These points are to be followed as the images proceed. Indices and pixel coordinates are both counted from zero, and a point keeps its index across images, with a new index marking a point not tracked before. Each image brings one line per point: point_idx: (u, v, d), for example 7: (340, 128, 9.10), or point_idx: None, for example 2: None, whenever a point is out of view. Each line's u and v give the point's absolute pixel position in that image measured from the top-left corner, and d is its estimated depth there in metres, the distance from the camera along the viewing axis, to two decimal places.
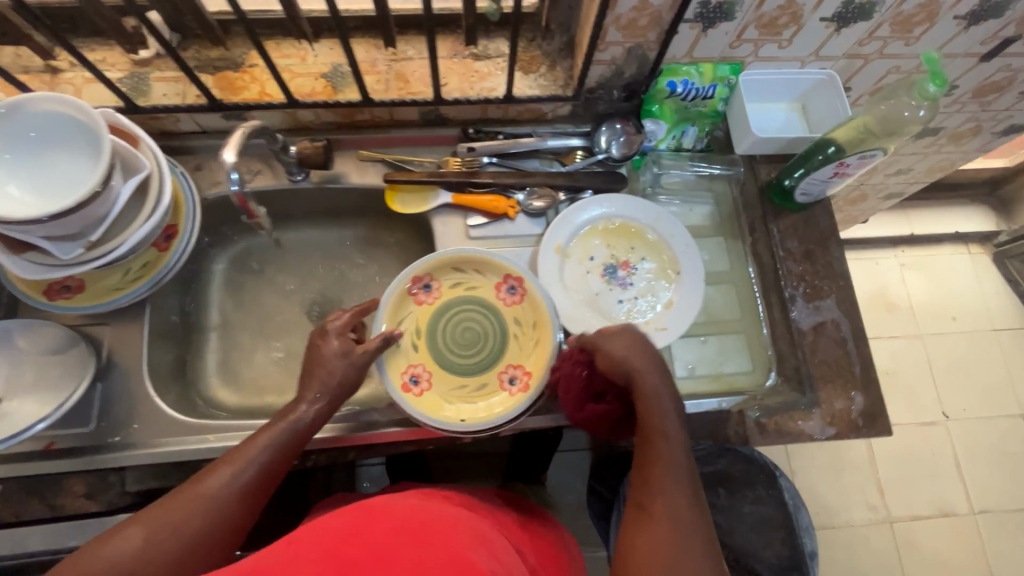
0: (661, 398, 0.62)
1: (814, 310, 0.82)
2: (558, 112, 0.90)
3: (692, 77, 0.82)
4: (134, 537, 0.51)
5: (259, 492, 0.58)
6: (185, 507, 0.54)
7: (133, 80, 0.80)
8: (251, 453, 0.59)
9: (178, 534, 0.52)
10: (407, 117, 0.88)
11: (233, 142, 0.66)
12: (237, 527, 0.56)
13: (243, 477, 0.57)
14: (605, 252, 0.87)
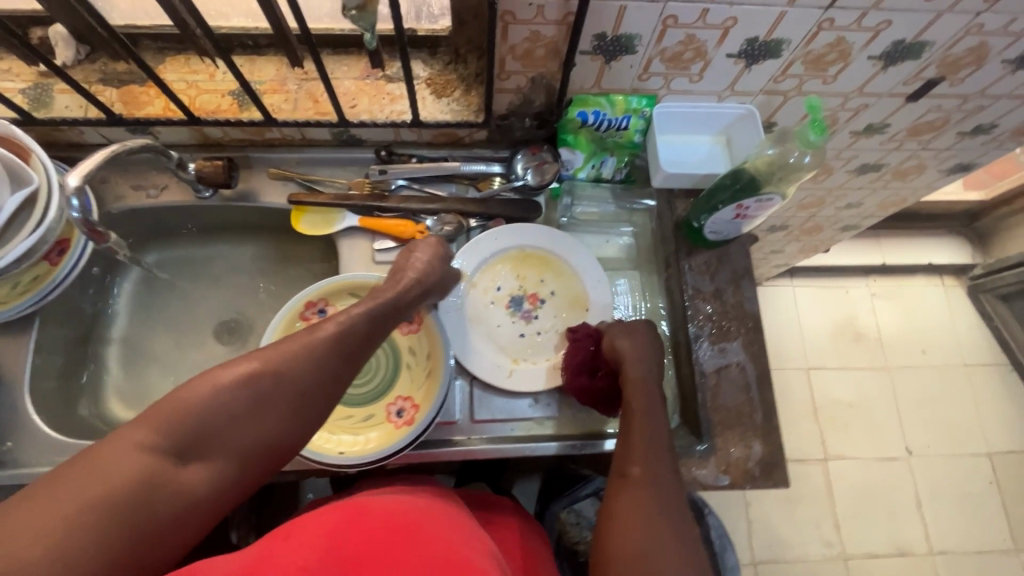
0: (651, 378, 0.70)
1: (719, 352, 0.80)
2: (475, 137, 0.88)
3: (604, 108, 0.80)
4: (240, 378, 0.53)
5: (361, 356, 0.61)
6: (294, 356, 0.56)
7: (35, 91, 0.80)
8: (361, 313, 0.62)
9: (287, 382, 0.55)
10: (319, 137, 0.86)
11: (80, 168, 0.65)
12: (340, 383, 0.59)
13: (344, 339, 0.59)
14: (513, 284, 0.86)
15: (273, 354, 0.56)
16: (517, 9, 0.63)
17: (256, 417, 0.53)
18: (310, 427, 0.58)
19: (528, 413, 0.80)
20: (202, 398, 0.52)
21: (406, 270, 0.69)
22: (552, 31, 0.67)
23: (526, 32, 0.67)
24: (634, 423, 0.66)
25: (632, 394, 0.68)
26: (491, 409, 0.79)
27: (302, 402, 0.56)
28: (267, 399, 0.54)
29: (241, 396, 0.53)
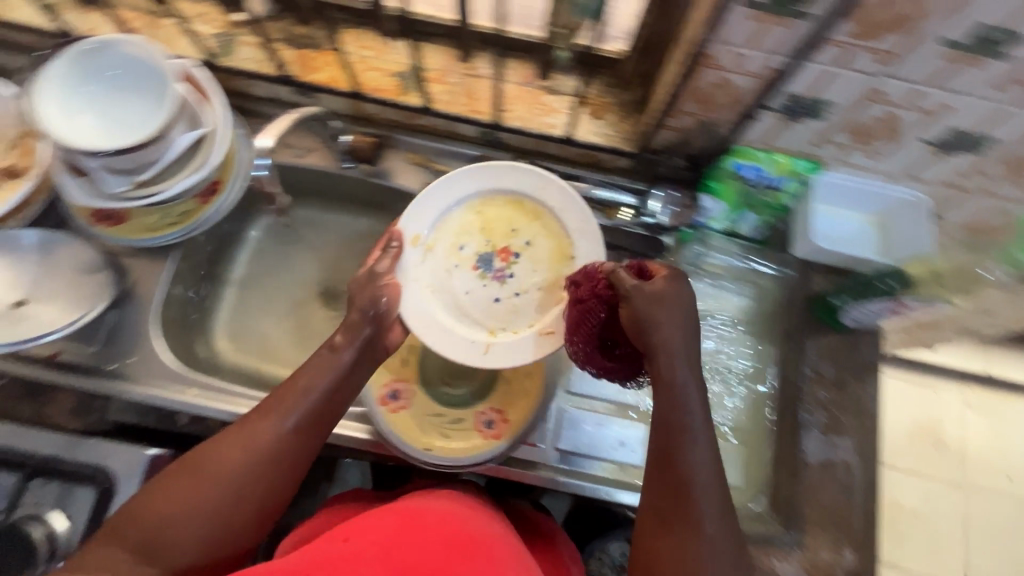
0: (692, 393, 0.57)
1: (828, 445, 0.75)
2: (616, 163, 0.86)
3: (764, 164, 0.76)
4: (182, 485, 0.55)
5: (314, 428, 0.60)
6: (236, 447, 0.57)
7: (224, 39, 0.84)
8: (306, 388, 0.60)
9: (221, 474, 0.55)
10: (465, 133, 0.87)
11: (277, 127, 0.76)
12: (288, 457, 0.58)
13: (286, 422, 0.58)
14: (490, 231, 0.74)
15: (215, 449, 0.57)
16: (717, 55, 0.60)
17: (206, 511, 0.54)
18: (269, 506, 0.58)
19: (610, 456, 0.77)
20: (151, 509, 0.54)
21: (355, 331, 0.64)
22: (743, 81, 0.64)
23: (716, 77, 0.64)
24: (683, 463, 0.55)
25: (669, 419, 0.56)
26: (574, 440, 0.77)
27: (253, 489, 0.56)
28: (213, 486, 0.55)
29: (186, 499, 0.54)
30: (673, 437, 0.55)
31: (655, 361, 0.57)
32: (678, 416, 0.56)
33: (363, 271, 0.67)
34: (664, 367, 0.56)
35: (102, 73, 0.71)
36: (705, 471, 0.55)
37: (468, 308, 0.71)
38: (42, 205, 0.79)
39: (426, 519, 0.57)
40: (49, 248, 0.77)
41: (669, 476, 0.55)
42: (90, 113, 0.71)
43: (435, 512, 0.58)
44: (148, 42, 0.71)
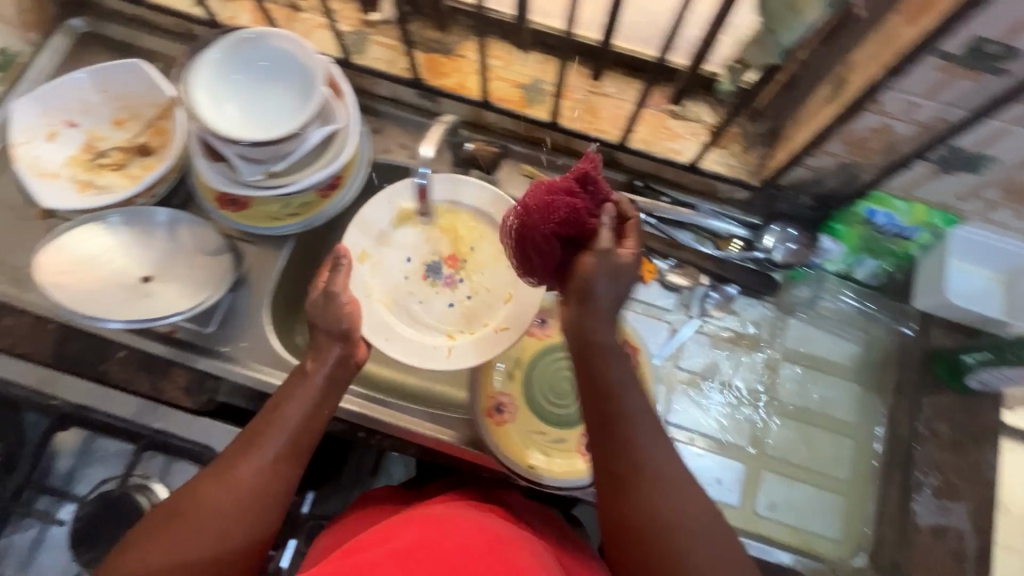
0: (643, 403, 0.54)
1: (942, 510, 0.74)
2: (734, 195, 0.84)
3: (898, 213, 0.73)
4: (167, 529, 0.54)
5: (297, 452, 0.61)
6: (221, 484, 0.56)
7: (356, 37, 0.85)
8: (285, 417, 0.61)
9: (199, 508, 0.55)
10: (581, 149, 0.86)
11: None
12: (271, 485, 0.58)
13: (268, 451, 0.59)
14: (414, 233, 0.81)
15: (200, 487, 0.56)
16: (887, 101, 0.59)
17: (197, 549, 0.53)
18: (261, 538, 0.57)
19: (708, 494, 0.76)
20: (138, 557, 0.52)
21: (323, 354, 0.66)
22: (905, 128, 0.62)
23: (876, 122, 0.62)
24: (649, 474, 0.51)
25: (610, 427, 0.53)
26: None
27: (244, 521, 0.56)
28: (191, 527, 0.54)
29: (172, 542, 0.53)
30: (620, 445, 0.52)
31: (598, 364, 0.54)
32: (613, 419, 0.53)
33: (318, 293, 0.66)
34: (603, 368, 0.54)
35: (251, 64, 0.73)
36: (663, 472, 0.52)
37: (420, 316, 0.78)
38: (169, 182, 0.81)
39: (449, 526, 0.54)
40: (175, 226, 0.79)
41: (617, 484, 0.52)
42: (234, 102, 0.73)
43: (454, 520, 0.55)
44: (299, 39, 0.72)
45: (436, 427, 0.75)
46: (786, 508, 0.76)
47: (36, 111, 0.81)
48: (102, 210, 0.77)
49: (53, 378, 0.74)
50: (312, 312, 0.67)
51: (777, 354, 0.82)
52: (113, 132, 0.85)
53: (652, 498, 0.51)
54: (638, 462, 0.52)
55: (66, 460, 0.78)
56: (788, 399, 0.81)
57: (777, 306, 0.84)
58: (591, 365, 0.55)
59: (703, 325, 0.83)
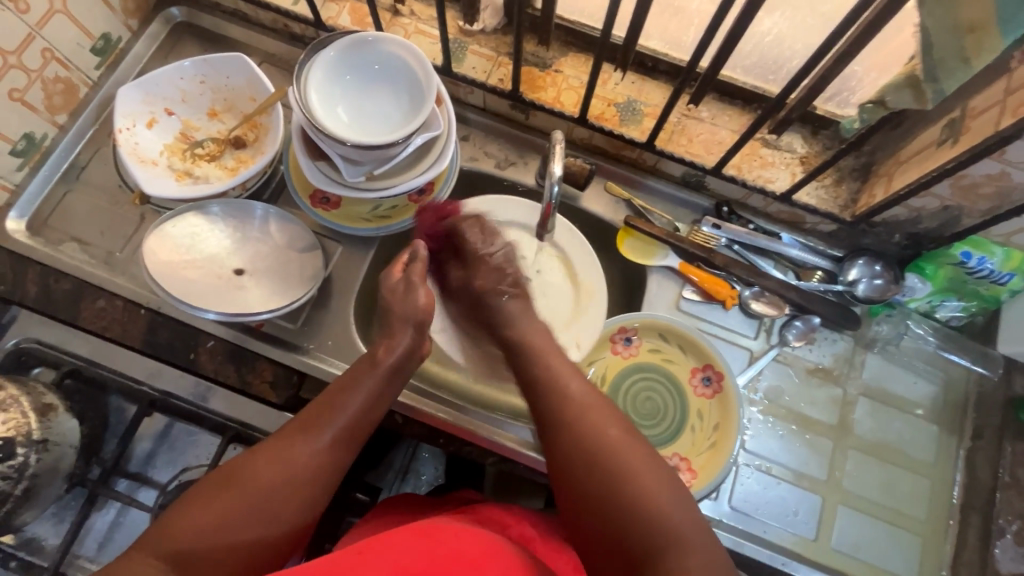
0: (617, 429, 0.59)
1: None
2: (819, 227, 0.84)
3: (993, 257, 0.73)
4: (222, 499, 0.51)
5: (354, 440, 0.59)
6: (279, 462, 0.54)
7: (454, 45, 0.86)
8: (348, 401, 0.60)
9: (257, 483, 0.53)
10: (670, 171, 0.86)
11: (556, 155, 0.63)
12: (330, 467, 0.57)
13: (327, 434, 0.57)
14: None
15: (258, 460, 0.54)
16: (1013, 151, 0.59)
17: (249, 527, 0.51)
18: (304, 521, 0.55)
19: (785, 525, 0.76)
20: (190, 523, 0.49)
21: (393, 343, 0.65)
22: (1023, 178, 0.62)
23: (994, 168, 0.62)
24: (619, 462, 0.56)
25: (587, 453, 0.57)
26: (746, 500, 0.77)
27: (293, 502, 0.54)
28: (247, 500, 0.52)
29: (226, 512, 0.51)
30: (604, 473, 0.55)
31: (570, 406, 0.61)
32: (599, 446, 0.57)
33: (400, 281, 0.71)
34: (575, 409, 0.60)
35: (364, 67, 0.74)
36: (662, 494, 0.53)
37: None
38: (261, 177, 0.82)
39: (440, 532, 0.56)
40: (266, 221, 0.80)
41: (593, 498, 0.55)
42: (343, 104, 0.74)
43: (452, 528, 0.57)
44: (412, 46, 0.73)
45: (520, 441, 0.78)
46: (866, 546, 0.76)
47: (137, 97, 0.81)
48: (202, 199, 0.78)
49: (139, 362, 0.77)
50: (388, 298, 0.69)
51: (856, 390, 0.82)
52: (209, 122, 0.86)
53: (640, 519, 0.52)
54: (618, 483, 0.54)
55: (144, 444, 0.79)
56: (867, 434, 0.81)
57: (856, 340, 0.84)
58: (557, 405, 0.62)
59: (782, 353, 0.83)
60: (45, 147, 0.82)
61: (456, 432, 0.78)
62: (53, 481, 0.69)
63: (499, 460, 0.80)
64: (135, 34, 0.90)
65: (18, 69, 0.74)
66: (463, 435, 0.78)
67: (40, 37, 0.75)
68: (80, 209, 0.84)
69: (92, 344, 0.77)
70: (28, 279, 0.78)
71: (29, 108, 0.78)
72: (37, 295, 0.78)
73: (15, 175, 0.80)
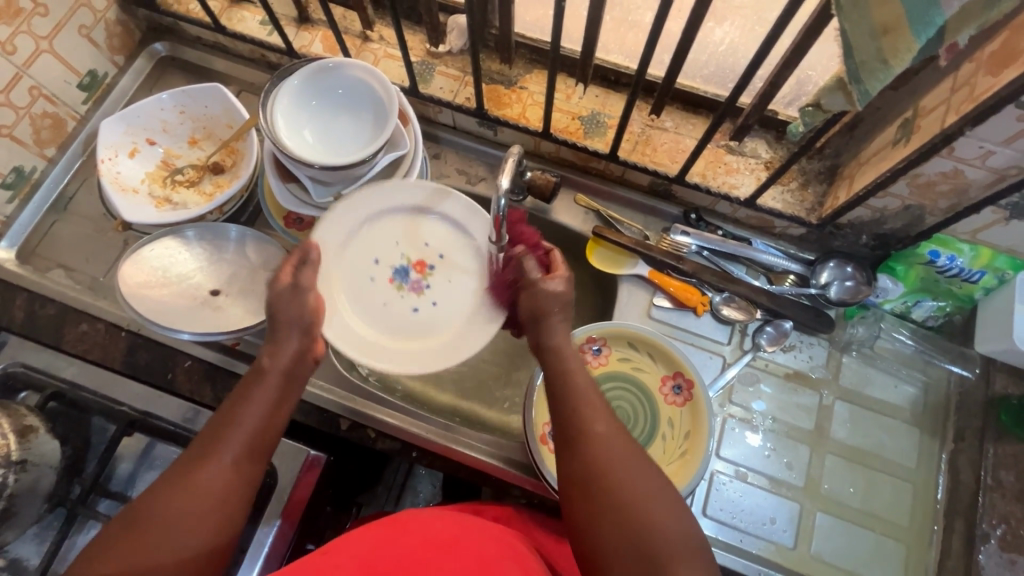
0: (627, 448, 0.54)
1: (1008, 564, 0.72)
2: (789, 231, 0.84)
3: (962, 255, 0.73)
4: (124, 540, 0.50)
5: (263, 448, 0.58)
6: (180, 491, 0.53)
7: (422, 67, 0.89)
8: (242, 415, 0.58)
9: (155, 519, 0.51)
10: (636, 181, 0.87)
11: (505, 170, 0.64)
12: (240, 486, 0.55)
13: (226, 454, 0.55)
14: (366, 245, 0.77)
15: (160, 495, 0.52)
16: (961, 147, 0.59)
17: (154, 562, 0.49)
18: (222, 542, 0.53)
19: (763, 533, 0.75)
20: (92, 572, 0.48)
21: (280, 349, 0.63)
22: (976, 174, 0.62)
23: (947, 166, 0.62)
24: (627, 482, 0.51)
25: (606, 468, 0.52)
26: (723, 508, 0.76)
27: (206, 522, 0.52)
28: (148, 538, 0.50)
29: (130, 555, 0.49)
30: (616, 479, 0.51)
31: (582, 420, 0.56)
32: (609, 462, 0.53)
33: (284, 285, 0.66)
34: (596, 440, 0.54)
35: (329, 92, 0.77)
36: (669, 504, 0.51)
37: (416, 325, 0.76)
38: (239, 201, 0.85)
39: (414, 522, 0.57)
40: (244, 243, 0.83)
41: (619, 518, 0.50)
42: (310, 127, 0.76)
43: (420, 516, 0.58)
44: (374, 69, 0.75)
45: (489, 452, 0.78)
46: (845, 554, 0.74)
47: (120, 129, 0.85)
48: (179, 224, 0.81)
49: (122, 385, 0.79)
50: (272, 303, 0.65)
51: (832, 395, 0.81)
52: (189, 150, 0.90)
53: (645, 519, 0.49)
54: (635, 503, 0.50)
55: (126, 464, 0.78)
56: (843, 439, 0.79)
57: (831, 344, 0.83)
58: (571, 417, 0.56)
59: (756, 358, 0.83)
60: (34, 180, 0.86)
61: (428, 446, 0.79)
62: (32, 501, 0.71)
63: (471, 472, 0.80)
64: (121, 70, 0.94)
65: (5, 106, 0.78)
66: (434, 449, 0.79)
67: (27, 76, 0.79)
68: (68, 237, 0.87)
69: (77, 366, 0.80)
70: (15, 306, 0.82)
71: (17, 143, 0.82)
72: (23, 321, 0.81)
73: (6, 207, 0.84)
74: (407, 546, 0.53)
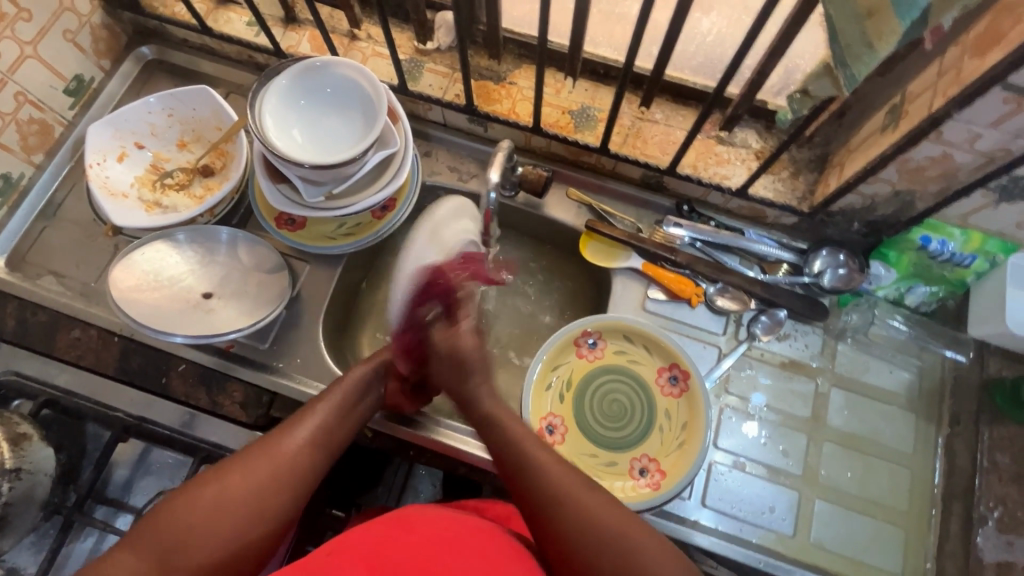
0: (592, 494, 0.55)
1: (1005, 545, 0.74)
2: (781, 220, 0.84)
3: (953, 240, 0.73)
4: (206, 492, 0.53)
5: (329, 443, 0.61)
6: (265, 457, 0.56)
7: (411, 64, 0.88)
8: (321, 406, 0.63)
9: (238, 479, 0.54)
10: (628, 173, 0.87)
11: (495, 162, 0.67)
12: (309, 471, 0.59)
13: (304, 434, 0.60)
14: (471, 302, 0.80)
15: (244, 460, 0.56)
16: (949, 131, 0.59)
17: (230, 518, 0.52)
18: (284, 522, 0.56)
19: (762, 522, 0.75)
20: (176, 517, 0.50)
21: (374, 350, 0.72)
22: (965, 157, 0.62)
23: (935, 151, 0.63)
24: (608, 535, 0.52)
25: (581, 530, 0.53)
26: (722, 498, 0.76)
27: (278, 494, 0.55)
28: (228, 495, 0.53)
29: (210, 507, 0.52)
30: (594, 537, 0.52)
31: (547, 482, 0.56)
32: (584, 521, 0.53)
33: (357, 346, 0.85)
34: (563, 497, 0.55)
35: (318, 91, 0.76)
36: (652, 542, 0.52)
37: None
38: (229, 203, 0.84)
39: (417, 519, 0.56)
40: (236, 245, 0.82)
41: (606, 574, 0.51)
42: (299, 126, 0.76)
43: (425, 514, 0.58)
44: (362, 67, 0.75)
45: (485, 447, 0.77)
46: (845, 541, 0.75)
47: (108, 134, 0.85)
48: (169, 227, 0.81)
49: (116, 390, 0.79)
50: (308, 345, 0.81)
51: (828, 383, 0.81)
52: (178, 153, 0.89)
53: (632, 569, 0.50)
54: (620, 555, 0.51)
55: (123, 470, 0.81)
56: (841, 426, 0.79)
57: (826, 332, 0.83)
58: (534, 482, 0.57)
59: (751, 348, 0.83)
60: (22, 186, 0.86)
61: (422, 442, 0.78)
62: (28, 509, 0.70)
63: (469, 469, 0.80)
64: (108, 74, 0.94)
65: None
66: (426, 444, 0.78)
67: (12, 82, 0.78)
68: (56, 244, 0.87)
69: (70, 373, 0.79)
70: (7, 313, 0.81)
71: (4, 150, 0.81)
72: (14, 328, 0.81)
73: None
74: (410, 546, 0.53)
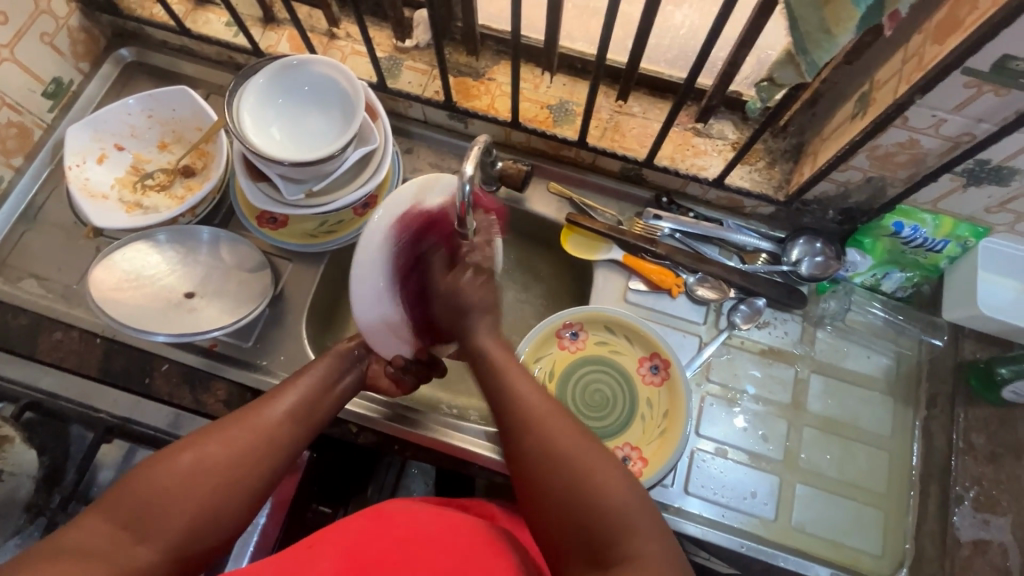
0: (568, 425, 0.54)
1: (982, 523, 0.78)
2: (759, 210, 0.85)
3: (925, 225, 0.74)
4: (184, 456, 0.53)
5: (308, 418, 0.62)
6: (243, 426, 0.57)
7: (389, 62, 0.89)
8: (302, 382, 0.64)
9: (216, 446, 0.54)
10: (608, 167, 0.88)
11: (470, 156, 0.64)
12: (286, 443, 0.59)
13: (283, 407, 0.60)
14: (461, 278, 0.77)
15: (223, 428, 0.56)
16: (914, 117, 0.61)
17: (204, 484, 0.52)
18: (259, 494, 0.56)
19: (743, 507, 0.76)
20: (152, 480, 0.51)
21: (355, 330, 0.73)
22: (931, 142, 0.63)
23: (902, 136, 0.64)
24: (578, 468, 0.50)
25: (553, 453, 0.51)
26: (704, 485, 0.76)
27: (255, 464, 0.55)
28: (205, 461, 0.53)
29: (188, 471, 0.52)
30: (564, 466, 0.51)
31: (526, 406, 0.55)
32: (554, 448, 0.52)
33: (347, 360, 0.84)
34: (540, 422, 0.54)
35: (295, 89, 0.77)
36: (620, 479, 0.50)
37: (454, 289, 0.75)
38: (210, 203, 0.84)
39: (399, 514, 0.57)
40: (217, 244, 0.83)
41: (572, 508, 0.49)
42: (278, 124, 0.76)
43: (407, 509, 0.58)
44: (339, 65, 0.76)
45: (470, 440, 0.78)
46: (825, 524, 0.76)
47: (87, 135, 0.85)
48: (150, 227, 0.81)
49: (99, 392, 0.79)
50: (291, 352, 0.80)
51: (807, 368, 0.83)
52: (159, 154, 0.89)
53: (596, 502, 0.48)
54: (582, 489, 0.49)
55: (106, 472, 0.76)
56: (820, 412, 0.81)
57: (805, 319, 0.84)
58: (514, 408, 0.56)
59: (731, 337, 0.84)
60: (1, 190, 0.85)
61: (408, 438, 0.79)
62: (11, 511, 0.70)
63: (455, 462, 0.80)
64: (87, 76, 0.94)
65: None
66: (413, 440, 0.79)
67: None
68: (36, 247, 0.86)
69: (52, 376, 0.79)
70: None
71: None
72: None
73: None
74: (392, 540, 0.53)
